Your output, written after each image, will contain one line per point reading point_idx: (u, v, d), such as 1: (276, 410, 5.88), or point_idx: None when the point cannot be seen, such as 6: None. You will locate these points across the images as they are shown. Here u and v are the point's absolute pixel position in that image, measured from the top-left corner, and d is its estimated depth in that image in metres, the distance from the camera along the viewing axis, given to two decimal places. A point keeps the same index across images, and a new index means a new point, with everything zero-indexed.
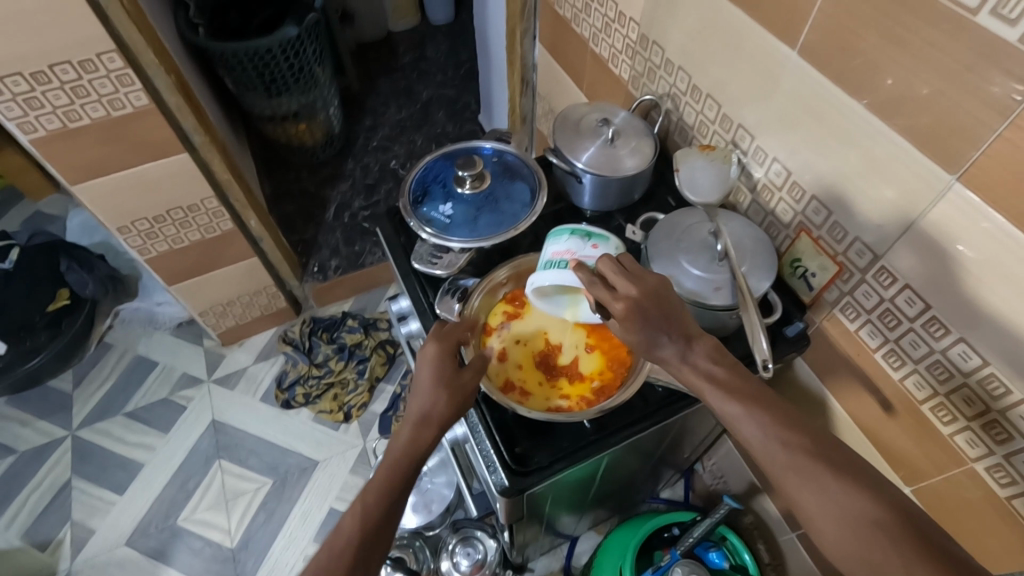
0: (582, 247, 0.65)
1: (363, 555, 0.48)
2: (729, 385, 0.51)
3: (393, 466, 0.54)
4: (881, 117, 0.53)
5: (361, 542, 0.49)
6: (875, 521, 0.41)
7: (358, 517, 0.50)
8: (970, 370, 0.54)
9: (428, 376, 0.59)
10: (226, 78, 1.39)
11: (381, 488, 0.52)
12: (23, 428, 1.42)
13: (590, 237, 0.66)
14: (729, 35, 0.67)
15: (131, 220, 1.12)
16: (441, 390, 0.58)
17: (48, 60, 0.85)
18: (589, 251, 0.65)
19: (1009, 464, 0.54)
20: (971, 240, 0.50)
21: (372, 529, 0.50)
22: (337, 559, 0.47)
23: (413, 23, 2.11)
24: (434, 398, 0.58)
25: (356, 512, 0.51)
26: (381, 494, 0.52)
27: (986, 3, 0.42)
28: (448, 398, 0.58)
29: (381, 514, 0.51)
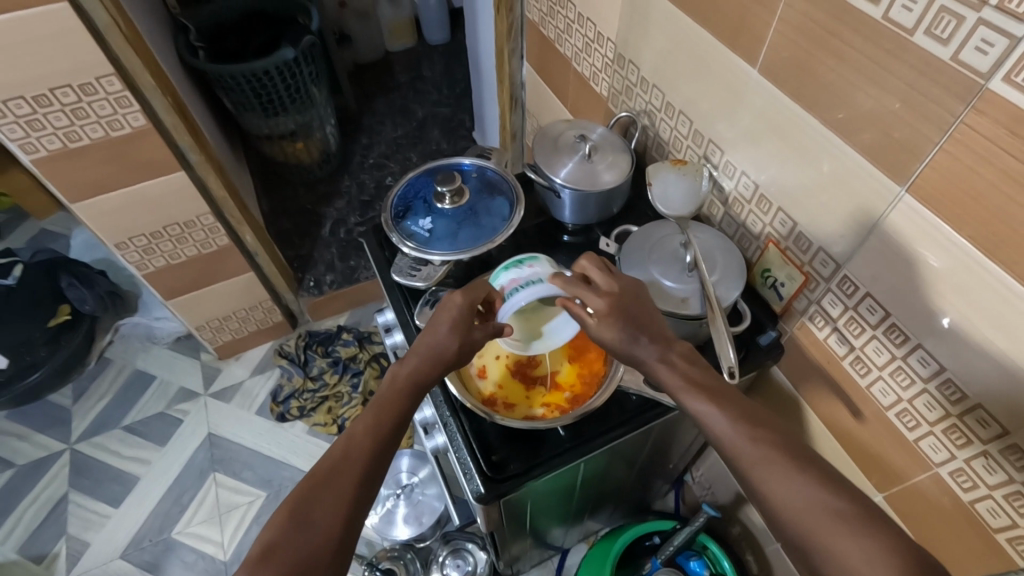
0: (521, 271, 0.66)
1: (358, 495, 0.49)
2: (703, 384, 0.52)
3: (386, 411, 0.54)
4: (835, 132, 0.55)
5: (355, 482, 0.49)
6: (839, 512, 0.40)
7: (353, 458, 0.50)
8: (929, 375, 0.55)
9: (447, 321, 0.60)
10: (225, 98, 1.43)
11: (376, 431, 0.52)
12: (22, 443, 1.44)
13: (523, 262, 0.68)
14: (696, 54, 0.70)
15: (129, 237, 1.15)
16: (457, 336, 0.59)
17: (48, 84, 0.88)
18: (527, 271, 0.66)
19: (969, 468, 0.54)
20: (922, 248, 0.51)
21: (366, 470, 0.50)
22: (333, 497, 0.47)
23: (410, 44, 2.17)
24: (447, 342, 0.59)
25: (350, 452, 0.51)
26: (376, 436, 0.52)
27: (920, 24, 0.44)
28: (460, 345, 0.59)
29: (375, 456, 0.51)
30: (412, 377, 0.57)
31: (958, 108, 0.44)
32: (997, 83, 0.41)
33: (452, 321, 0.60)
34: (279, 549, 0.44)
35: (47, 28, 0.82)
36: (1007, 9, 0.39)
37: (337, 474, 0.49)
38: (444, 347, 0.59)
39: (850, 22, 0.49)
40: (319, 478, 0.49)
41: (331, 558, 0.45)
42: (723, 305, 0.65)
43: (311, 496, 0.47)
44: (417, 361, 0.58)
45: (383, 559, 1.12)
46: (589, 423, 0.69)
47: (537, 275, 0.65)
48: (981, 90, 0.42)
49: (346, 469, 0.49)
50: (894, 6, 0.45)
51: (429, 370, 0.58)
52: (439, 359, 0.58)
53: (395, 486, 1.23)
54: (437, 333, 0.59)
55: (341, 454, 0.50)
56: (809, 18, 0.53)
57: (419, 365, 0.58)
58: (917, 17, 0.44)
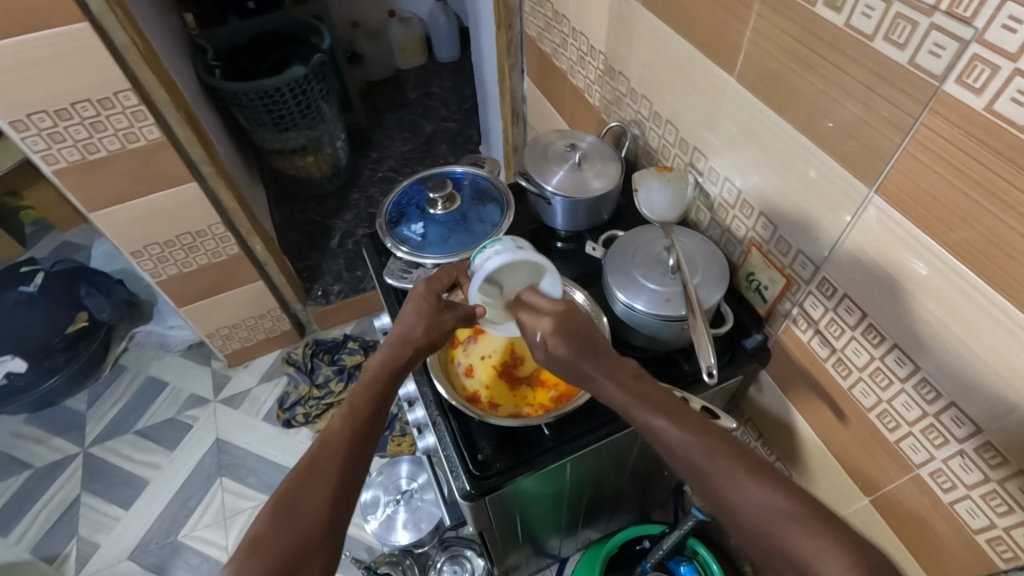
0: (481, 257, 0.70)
1: (343, 478, 0.49)
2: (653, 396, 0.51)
3: (364, 398, 0.55)
4: (809, 137, 0.57)
5: (339, 467, 0.49)
6: (802, 519, 0.40)
7: (334, 444, 0.51)
8: (905, 375, 0.56)
9: (413, 308, 0.65)
10: (239, 114, 1.49)
11: (355, 417, 0.53)
12: (38, 446, 1.48)
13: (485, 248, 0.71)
14: (679, 64, 0.72)
15: (144, 246, 1.20)
16: (422, 321, 0.64)
17: (69, 99, 0.93)
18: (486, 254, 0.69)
19: (948, 469, 0.55)
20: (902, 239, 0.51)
21: (348, 454, 0.51)
22: (318, 482, 0.48)
23: (420, 62, 2.22)
24: (414, 328, 0.63)
25: (332, 439, 0.51)
26: (357, 421, 0.53)
27: (879, 29, 0.46)
28: (427, 328, 0.64)
29: (358, 441, 0.52)
30: (383, 369, 0.59)
31: (917, 110, 0.46)
32: (951, 84, 0.43)
33: (417, 310, 0.65)
34: (266, 542, 0.44)
35: (70, 47, 0.88)
36: (957, 13, 0.41)
37: (320, 461, 0.50)
38: (412, 333, 0.63)
39: (817, 30, 0.51)
40: (303, 471, 0.49)
41: (321, 545, 0.46)
42: (703, 306, 0.67)
43: (296, 484, 0.48)
44: (390, 350, 0.61)
45: (383, 563, 1.14)
46: (574, 423, 0.71)
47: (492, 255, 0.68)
48: (937, 91, 0.44)
49: (329, 455, 0.50)
50: (855, 13, 0.47)
51: (402, 356, 0.61)
52: (409, 344, 0.62)
53: (396, 492, 1.25)
54: (404, 322, 0.64)
55: (323, 442, 0.51)
56: (780, 27, 0.55)
57: (391, 353, 0.61)
58: (876, 23, 0.46)
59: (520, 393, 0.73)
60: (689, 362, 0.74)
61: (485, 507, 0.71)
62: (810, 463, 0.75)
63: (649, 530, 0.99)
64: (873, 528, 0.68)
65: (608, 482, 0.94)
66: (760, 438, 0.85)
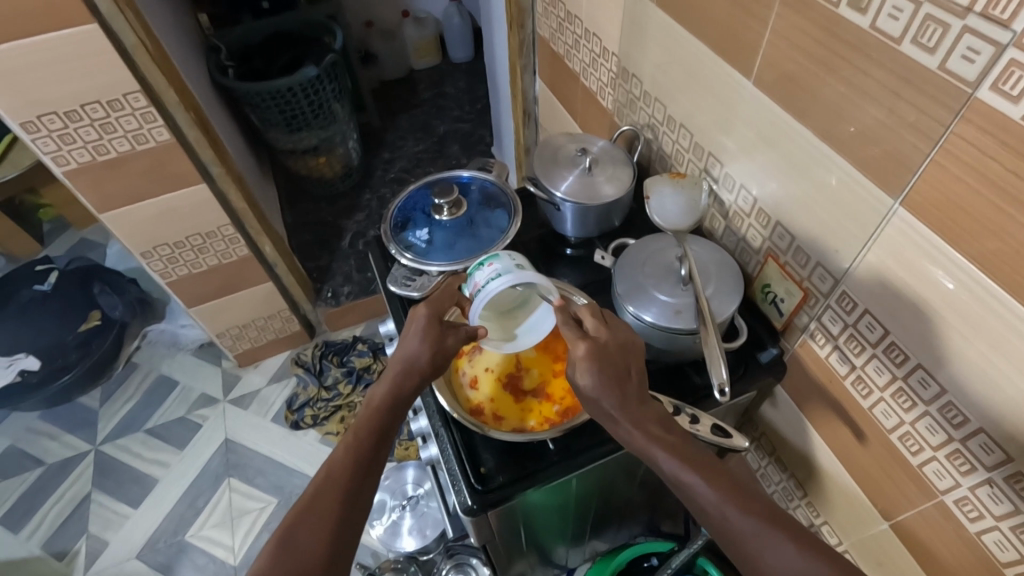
0: (481, 273, 0.66)
1: (344, 514, 0.48)
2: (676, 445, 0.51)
3: (367, 428, 0.54)
4: (830, 144, 0.54)
5: (340, 503, 0.49)
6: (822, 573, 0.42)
7: (337, 477, 0.50)
8: (930, 398, 0.53)
9: (415, 332, 0.61)
10: (252, 114, 1.49)
11: (357, 447, 0.52)
12: (51, 442, 1.50)
13: (483, 263, 0.67)
14: (694, 67, 0.69)
15: (154, 246, 1.20)
16: (429, 348, 0.60)
17: (79, 100, 0.93)
18: (487, 271, 0.66)
19: (974, 497, 0.52)
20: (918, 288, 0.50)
21: (350, 486, 0.50)
22: (320, 519, 0.47)
23: (434, 62, 2.21)
24: (419, 353, 0.59)
25: (334, 472, 0.50)
26: (360, 449, 0.52)
27: (907, 32, 0.43)
28: (434, 349, 0.60)
29: (359, 474, 0.51)
30: (389, 395, 0.57)
31: (947, 117, 0.43)
32: (985, 91, 0.40)
33: (421, 331, 0.61)
34: None
35: (79, 48, 0.88)
36: (992, 15, 0.38)
37: (323, 495, 0.49)
38: (418, 359, 0.59)
39: (839, 34, 0.49)
40: (305, 502, 0.48)
41: None
42: (715, 320, 0.64)
43: (299, 521, 0.47)
44: (395, 375, 0.58)
45: (388, 570, 1.15)
46: (578, 437, 0.69)
47: (497, 271, 0.65)
48: (969, 98, 0.41)
49: (331, 489, 0.49)
50: (881, 15, 0.45)
51: (408, 383, 0.58)
52: (415, 370, 0.59)
53: (401, 497, 1.24)
54: (407, 346, 0.60)
55: (324, 475, 0.50)
56: (800, 29, 0.52)
57: (395, 380, 0.58)
58: (904, 25, 0.43)
59: (525, 407, 0.71)
60: (700, 375, 0.72)
61: (489, 520, 0.70)
62: (826, 482, 0.72)
63: (658, 548, 0.98)
64: (890, 550, 0.66)
65: (617, 493, 0.91)
66: (774, 454, 0.82)
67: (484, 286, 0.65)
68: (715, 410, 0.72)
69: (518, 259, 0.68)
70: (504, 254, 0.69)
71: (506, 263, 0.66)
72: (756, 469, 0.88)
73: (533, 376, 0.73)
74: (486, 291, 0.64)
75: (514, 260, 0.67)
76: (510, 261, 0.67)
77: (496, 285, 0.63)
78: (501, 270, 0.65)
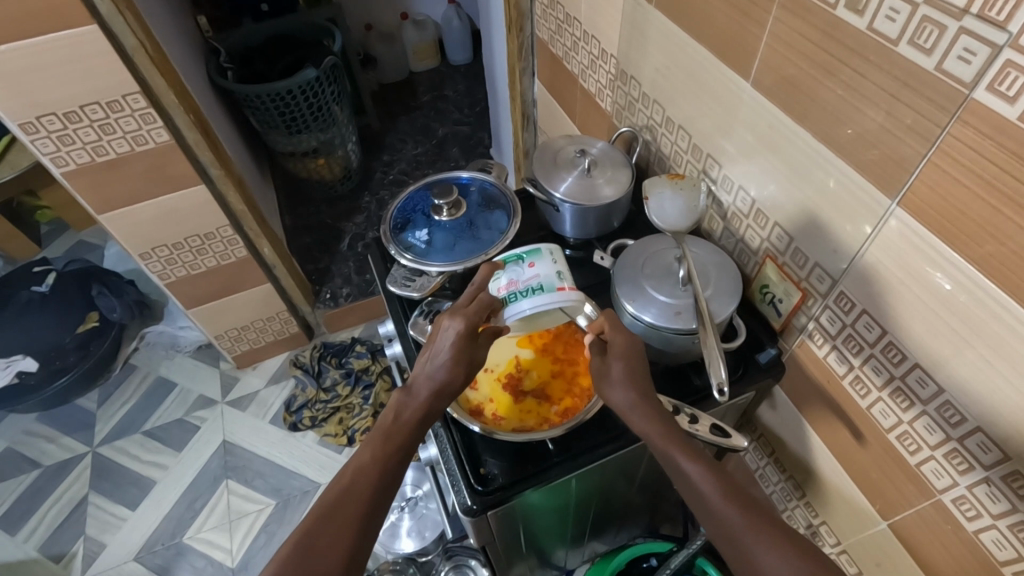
0: (520, 272, 0.69)
1: (361, 529, 0.48)
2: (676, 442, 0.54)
3: (395, 443, 0.54)
4: (828, 146, 0.55)
5: (359, 517, 0.48)
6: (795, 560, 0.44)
7: (357, 490, 0.50)
8: (927, 398, 0.53)
9: (448, 351, 0.59)
10: (251, 117, 1.49)
11: (384, 461, 0.52)
12: (49, 444, 1.49)
13: (524, 259, 0.70)
14: (694, 70, 0.70)
15: (153, 247, 1.20)
16: (460, 370, 0.58)
17: (79, 101, 0.93)
18: (528, 273, 0.69)
19: (972, 496, 0.52)
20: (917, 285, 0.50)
21: (370, 501, 0.50)
22: (337, 531, 0.47)
23: (433, 65, 2.21)
24: (450, 377, 0.58)
25: (355, 485, 0.50)
26: (387, 463, 0.52)
27: (904, 33, 0.44)
28: (466, 377, 0.59)
29: (379, 490, 0.51)
30: (418, 415, 0.56)
31: (943, 118, 0.44)
32: (981, 91, 0.40)
33: (455, 352, 0.59)
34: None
35: (80, 49, 0.88)
36: (988, 17, 0.39)
37: (344, 506, 0.48)
38: (448, 382, 0.58)
39: (836, 35, 0.49)
40: (328, 507, 0.48)
41: None
42: (715, 320, 0.65)
43: (316, 530, 0.47)
44: (425, 395, 0.57)
45: (386, 571, 1.13)
46: (578, 437, 0.69)
47: (539, 280, 0.68)
48: (966, 99, 0.41)
49: (351, 501, 0.49)
50: (878, 17, 0.45)
51: (436, 406, 0.57)
52: (445, 395, 0.58)
53: (399, 498, 1.23)
54: (441, 367, 0.58)
55: (346, 486, 0.50)
56: (799, 31, 0.53)
57: (427, 401, 0.57)
58: (901, 27, 0.44)
59: (525, 407, 0.71)
60: (698, 376, 0.72)
61: (489, 521, 0.70)
62: (825, 483, 0.73)
63: (657, 548, 0.98)
64: (889, 550, 0.66)
65: (617, 494, 0.91)
66: (772, 455, 0.82)
67: (523, 293, 0.67)
68: (713, 411, 0.72)
69: (557, 261, 0.71)
70: (544, 249, 0.72)
71: (548, 270, 0.69)
72: (755, 470, 0.88)
73: (532, 377, 0.73)
74: (527, 301, 0.67)
75: (555, 266, 0.70)
76: (551, 266, 0.70)
77: (540, 299, 0.66)
78: (545, 282, 0.68)
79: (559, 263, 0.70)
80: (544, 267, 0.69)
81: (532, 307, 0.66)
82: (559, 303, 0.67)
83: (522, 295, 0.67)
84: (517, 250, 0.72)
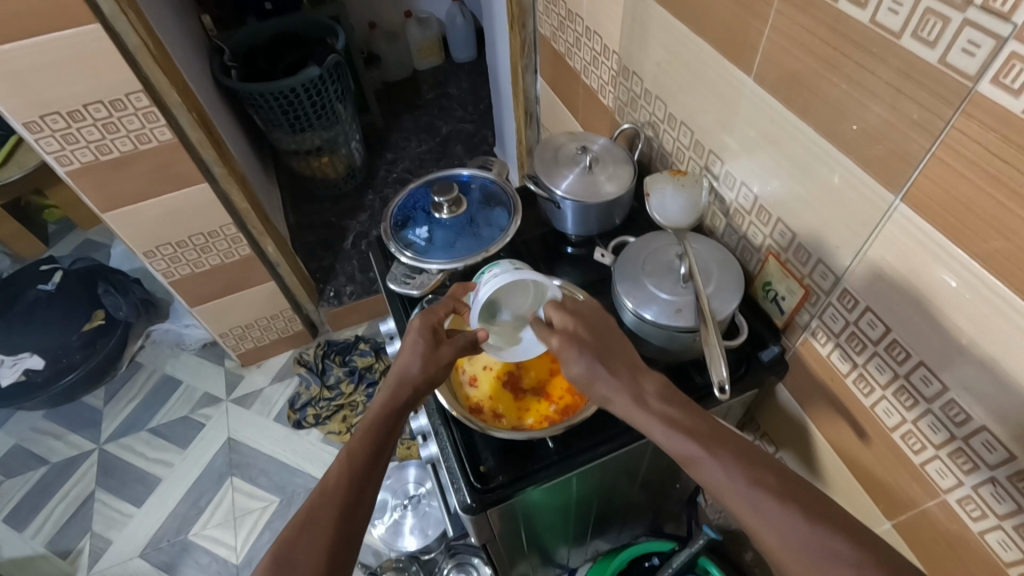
0: (484, 279, 0.68)
1: (339, 526, 0.48)
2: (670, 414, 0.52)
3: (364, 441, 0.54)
4: (831, 140, 0.54)
5: (337, 520, 0.48)
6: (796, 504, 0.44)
7: (332, 498, 0.49)
8: (932, 396, 0.52)
9: (411, 350, 0.61)
10: (255, 115, 1.50)
11: (353, 458, 0.52)
12: (56, 441, 1.50)
13: (483, 272, 0.70)
14: (695, 65, 0.69)
15: (157, 245, 1.20)
16: (423, 360, 0.60)
17: (82, 100, 0.94)
18: (488, 278, 0.68)
19: (978, 495, 0.51)
20: (925, 278, 0.49)
21: (344, 505, 0.49)
22: (315, 539, 0.47)
23: (437, 62, 2.21)
24: (413, 367, 0.60)
25: (328, 494, 0.50)
26: (358, 459, 0.52)
27: (907, 26, 0.43)
28: (428, 365, 0.60)
29: (354, 492, 0.50)
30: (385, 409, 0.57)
31: (948, 112, 0.43)
32: (985, 84, 0.40)
33: (414, 347, 0.61)
34: None
35: (82, 48, 0.88)
36: (993, 8, 0.38)
37: (317, 512, 0.48)
38: (412, 371, 0.59)
39: (838, 28, 0.49)
40: (303, 518, 0.48)
41: None
42: (716, 318, 0.64)
43: (295, 541, 0.46)
44: (388, 390, 0.58)
45: (389, 569, 1.14)
46: (578, 436, 0.69)
47: (494, 275, 0.68)
48: (970, 92, 0.41)
49: (325, 509, 0.49)
50: (881, 10, 0.44)
51: (401, 398, 0.58)
52: (408, 385, 0.59)
53: (402, 497, 1.24)
54: (407, 363, 0.60)
55: (319, 496, 0.50)
56: (802, 25, 0.52)
57: (391, 393, 0.58)
58: (904, 20, 0.43)
59: (524, 404, 0.71)
60: (700, 374, 0.72)
61: (489, 520, 0.70)
62: (829, 482, 0.72)
63: (659, 547, 0.98)
64: None
65: (621, 491, 0.90)
66: (776, 453, 0.82)
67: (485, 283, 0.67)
68: (716, 409, 0.71)
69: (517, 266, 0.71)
70: (502, 261, 0.71)
71: (506, 270, 0.69)
72: None
73: (529, 375, 0.73)
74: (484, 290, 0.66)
75: (513, 266, 0.70)
76: (509, 267, 0.69)
77: (503, 278, 0.65)
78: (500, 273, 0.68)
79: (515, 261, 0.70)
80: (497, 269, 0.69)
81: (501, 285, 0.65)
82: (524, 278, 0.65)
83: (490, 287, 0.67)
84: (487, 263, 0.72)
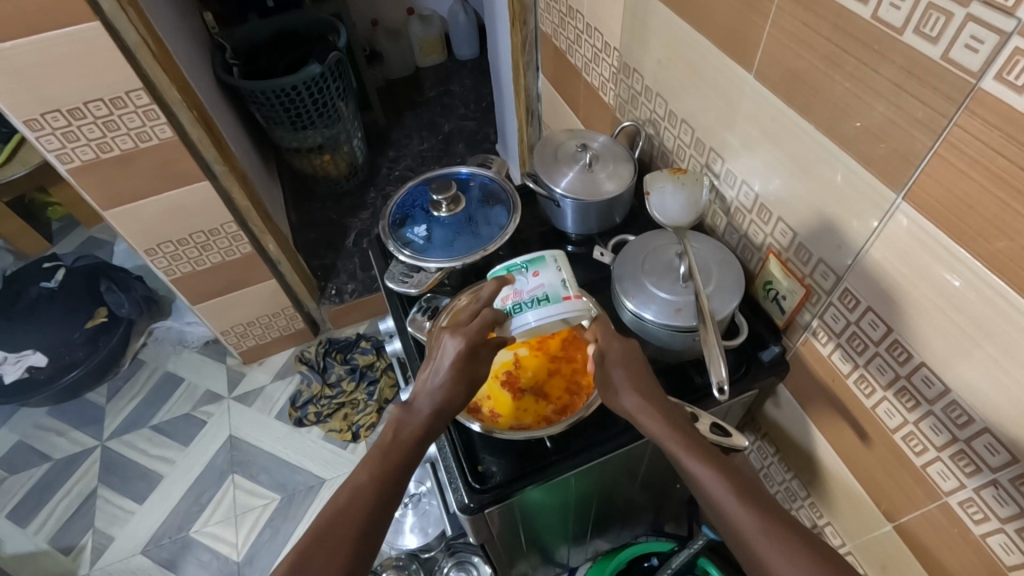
0: (525, 282, 0.65)
1: (359, 546, 0.48)
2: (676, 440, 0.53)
3: (391, 464, 0.53)
4: (832, 138, 0.53)
5: (357, 539, 0.48)
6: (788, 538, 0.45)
7: (354, 510, 0.49)
8: (933, 397, 0.52)
9: (448, 372, 0.57)
10: (257, 113, 1.50)
11: (379, 479, 0.51)
12: (60, 438, 1.51)
13: (528, 267, 0.67)
14: (696, 62, 0.68)
15: (158, 243, 1.20)
16: (461, 388, 0.58)
17: (83, 98, 0.94)
18: (533, 283, 0.65)
19: (980, 499, 0.51)
20: (929, 277, 0.48)
21: (366, 523, 0.49)
22: (333, 552, 0.46)
23: (440, 60, 2.20)
24: (453, 396, 0.57)
25: (351, 506, 0.49)
26: (384, 480, 0.52)
27: (910, 22, 0.42)
28: (466, 395, 0.58)
29: (377, 508, 0.50)
30: (417, 433, 0.55)
31: (951, 110, 0.42)
32: (989, 81, 0.39)
33: (456, 372, 0.57)
34: None
35: (81, 46, 0.88)
36: (997, 4, 0.37)
37: (337, 528, 0.48)
38: (448, 402, 0.57)
39: (840, 25, 0.48)
40: (322, 531, 0.48)
41: None
42: (716, 318, 0.63)
43: (312, 554, 0.46)
44: (423, 414, 0.56)
45: (388, 567, 1.14)
46: (576, 436, 0.69)
47: (543, 290, 0.65)
48: (974, 89, 0.40)
49: (348, 521, 0.48)
50: (883, 5, 0.44)
51: (436, 425, 0.57)
52: (446, 413, 0.57)
53: (403, 495, 1.23)
54: (441, 385, 0.57)
55: (342, 507, 0.49)
56: (804, 21, 0.51)
57: (427, 421, 0.56)
58: (906, 15, 0.42)
59: (523, 403, 0.71)
60: (700, 374, 0.71)
61: (486, 519, 0.70)
62: (830, 482, 0.71)
63: (658, 547, 0.98)
64: (895, 554, 0.65)
65: (621, 490, 0.89)
66: (776, 454, 0.81)
67: (527, 304, 0.64)
68: (714, 409, 0.71)
69: (563, 266, 0.67)
70: (548, 255, 0.68)
71: (553, 279, 0.65)
72: (759, 469, 0.87)
73: (527, 374, 0.73)
74: (531, 313, 0.63)
75: (561, 273, 0.66)
76: (556, 275, 0.66)
77: (544, 312, 0.63)
78: (550, 291, 0.64)
79: (564, 269, 0.66)
80: (545, 278, 0.65)
81: (537, 320, 0.62)
82: (566, 315, 0.63)
83: (526, 306, 0.64)
84: (520, 257, 0.68)
